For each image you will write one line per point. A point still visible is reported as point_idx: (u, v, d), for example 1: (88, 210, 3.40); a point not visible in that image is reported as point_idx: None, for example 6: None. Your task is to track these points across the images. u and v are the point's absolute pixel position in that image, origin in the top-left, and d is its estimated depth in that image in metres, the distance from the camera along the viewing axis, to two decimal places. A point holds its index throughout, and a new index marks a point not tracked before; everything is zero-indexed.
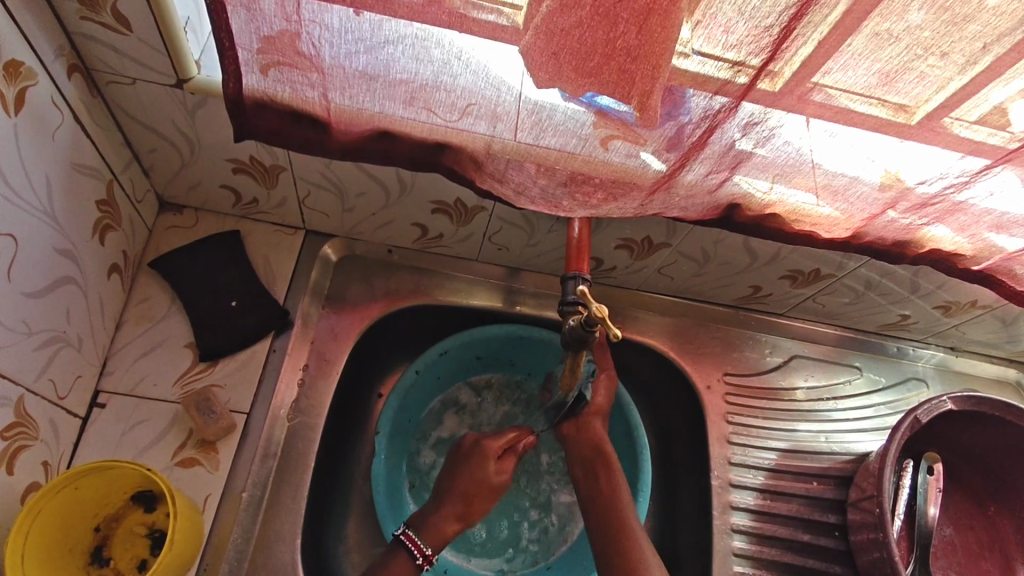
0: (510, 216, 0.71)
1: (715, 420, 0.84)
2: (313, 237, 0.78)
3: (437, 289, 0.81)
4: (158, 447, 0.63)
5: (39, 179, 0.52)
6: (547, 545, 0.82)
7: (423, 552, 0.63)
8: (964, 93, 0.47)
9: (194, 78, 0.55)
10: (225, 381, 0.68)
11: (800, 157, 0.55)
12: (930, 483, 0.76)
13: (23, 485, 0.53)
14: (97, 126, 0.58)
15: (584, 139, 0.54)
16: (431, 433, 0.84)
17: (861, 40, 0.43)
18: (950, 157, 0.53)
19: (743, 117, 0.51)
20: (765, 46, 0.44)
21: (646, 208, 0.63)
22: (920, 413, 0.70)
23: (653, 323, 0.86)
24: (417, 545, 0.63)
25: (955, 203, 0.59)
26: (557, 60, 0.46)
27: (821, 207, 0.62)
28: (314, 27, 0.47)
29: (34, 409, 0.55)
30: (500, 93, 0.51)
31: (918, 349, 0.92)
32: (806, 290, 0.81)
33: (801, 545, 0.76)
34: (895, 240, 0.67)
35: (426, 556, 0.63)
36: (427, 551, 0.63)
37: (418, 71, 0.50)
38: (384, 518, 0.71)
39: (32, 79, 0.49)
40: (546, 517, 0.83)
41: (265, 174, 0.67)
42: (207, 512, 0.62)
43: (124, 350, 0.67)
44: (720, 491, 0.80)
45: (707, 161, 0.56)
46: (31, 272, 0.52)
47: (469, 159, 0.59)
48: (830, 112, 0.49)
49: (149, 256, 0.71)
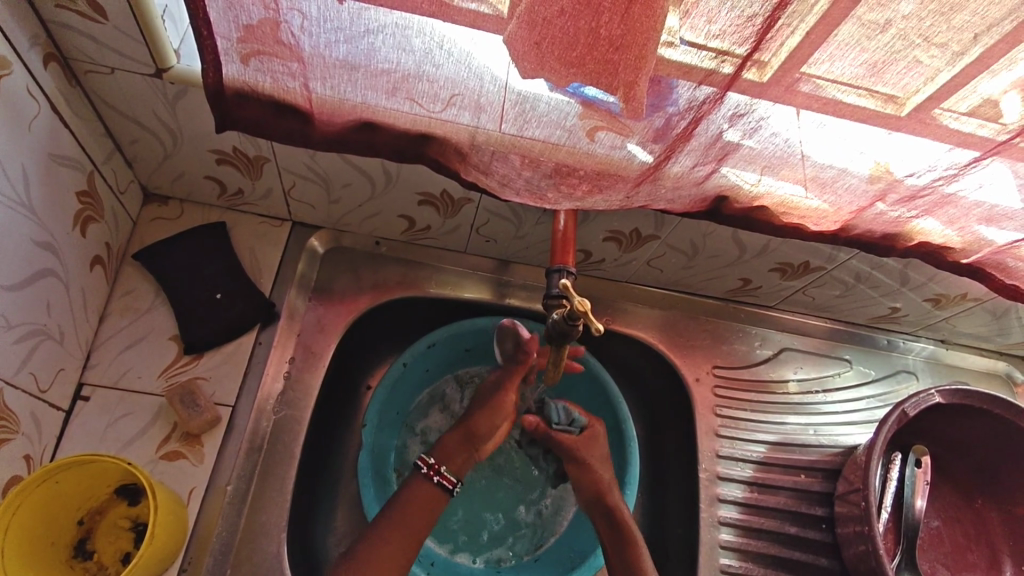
0: (496, 208, 0.70)
1: (703, 413, 0.83)
2: (300, 229, 0.78)
3: (425, 281, 0.81)
4: (142, 440, 0.63)
5: (16, 171, 0.51)
6: (548, 524, 0.83)
7: (428, 463, 0.66)
8: (954, 84, 0.46)
9: (173, 68, 0.54)
10: (210, 373, 0.67)
11: (788, 148, 0.55)
12: (918, 476, 0.76)
13: (3, 479, 0.53)
14: (76, 116, 0.57)
15: (569, 130, 0.54)
16: (418, 425, 0.84)
17: (849, 29, 0.42)
18: (939, 148, 0.53)
19: (729, 108, 0.50)
20: (750, 35, 0.43)
21: (632, 200, 0.62)
22: (908, 407, 0.70)
23: (643, 315, 0.86)
24: (423, 458, 0.66)
25: (945, 196, 0.59)
26: (539, 50, 0.45)
27: (810, 199, 0.61)
28: (293, 15, 0.46)
29: (14, 403, 0.54)
30: (484, 83, 0.50)
31: (908, 341, 0.92)
32: (796, 282, 0.81)
33: (789, 537, 0.76)
34: (884, 233, 0.66)
35: (431, 466, 0.66)
36: (432, 461, 0.66)
37: (400, 61, 0.49)
38: (368, 499, 0.71)
39: (6, 68, 0.48)
40: (541, 497, 0.84)
41: (249, 165, 0.66)
42: (191, 505, 0.62)
43: (108, 342, 0.66)
44: (708, 483, 0.80)
45: (693, 152, 0.56)
46: (9, 264, 0.52)
47: (454, 151, 0.59)
48: (817, 103, 0.48)
49: (134, 247, 0.71)
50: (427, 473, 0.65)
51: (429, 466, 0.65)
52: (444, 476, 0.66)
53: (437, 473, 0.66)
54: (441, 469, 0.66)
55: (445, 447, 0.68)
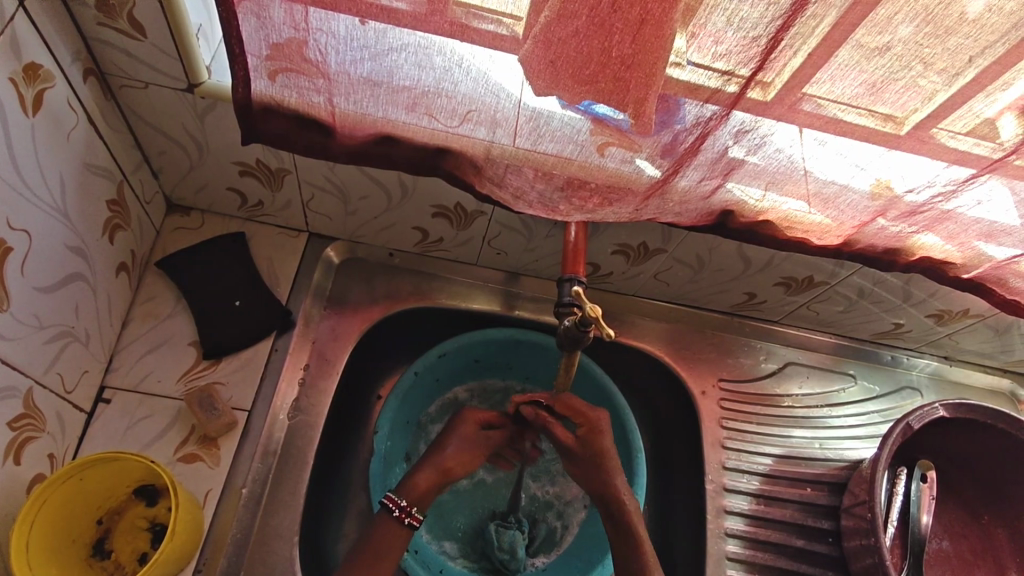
0: (508, 221, 0.73)
1: (710, 425, 0.84)
2: (316, 240, 0.80)
3: (437, 292, 0.83)
4: (162, 441, 0.64)
5: (54, 177, 0.54)
6: (564, 520, 0.84)
7: (400, 506, 0.65)
8: (951, 105, 0.48)
9: (204, 83, 0.57)
10: (227, 378, 0.69)
11: (792, 164, 0.57)
12: (923, 491, 0.76)
13: (29, 476, 0.54)
14: (109, 128, 0.60)
15: (581, 145, 0.56)
16: (427, 434, 0.85)
17: (848, 52, 0.45)
18: (937, 165, 0.55)
19: (734, 125, 0.53)
20: (754, 56, 0.45)
21: (641, 213, 0.64)
22: (913, 420, 0.71)
23: (649, 329, 0.88)
24: (394, 500, 0.66)
25: (944, 212, 0.61)
26: (554, 68, 0.48)
27: (813, 215, 0.63)
28: (320, 35, 0.49)
29: (42, 402, 0.56)
30: (499, 100, 0.53)
31: (912, 358, 0.92)
32: (800, 298, 0.82)
33: (796, 550, 0.76)
34: (886, 248, 0.68)
35: (403, 509, 0.65)
36: (404, 504, 0.66)
37: (420, 78, 0.52)
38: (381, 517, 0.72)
39: (50, 81, 0.51)
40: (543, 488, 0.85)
41: (270, 177, 0.69)
42: (208, 507, 0.63)
43: (130, 346, 0.68)
44: (714, 495, 0.80)
45: (700, 167, 0.58)
46: (44, 268, 0.54)
47: (469, 164, 0.61)
48: (820, 121, 0.51)
49: (156, 255, 0.73)
50: (399, 516, 0.65)
51: (400, 510, 0.65)
52: (415, 518, 0.65)
53: (409, 516, 0.65)
54: (412, 511, 0.66)
55: (416, 483, 0.67)
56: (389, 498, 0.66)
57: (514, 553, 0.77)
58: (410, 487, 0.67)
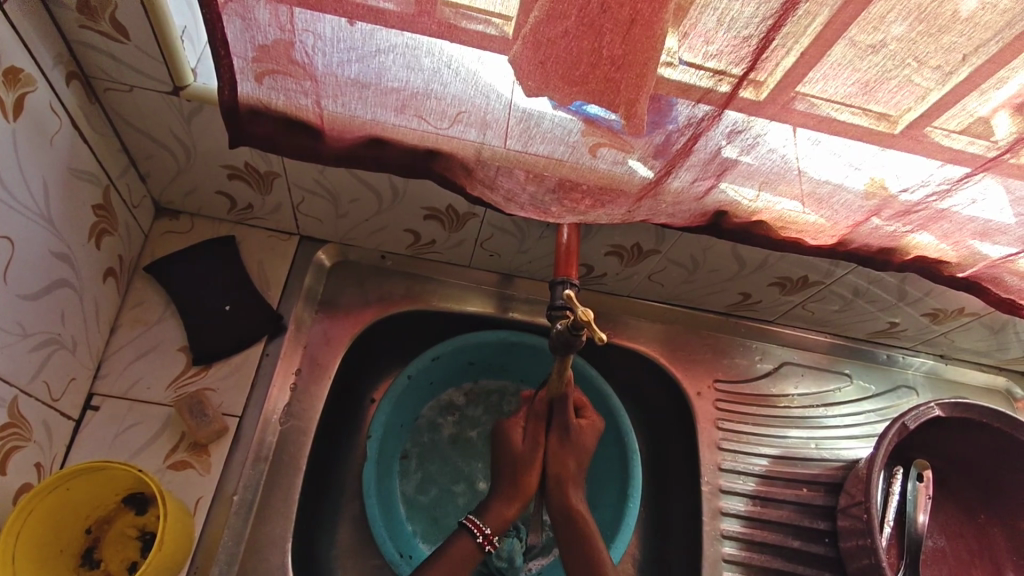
0: (500, 223, 0.72)
1: (705, 426, 0.84)
2: (307, 243, 0.79)
3: (430, 295, 0.82)
4: (152, 448, 0.64)
5: (37, 183, 0.53)
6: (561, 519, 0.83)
7: (484, 532, 0.66)
8: (944, 103, 0.48)
9: (190, 86, 0.56)
10: (218, 384, 0.68)
11: (785, 164, 0.56)
12: (919, 491, 0.76)
13: (15, 486, 0.54)
14: (94, 131, 0.59)
15: (572, 146, 0.55)
16: (419, 437, 0.84)
17: (841, 51, 0.44)
18: (930, 165, 0.54)
19: (726, 125, 0.52)
20: (745, 55, 0.45)
21: (634, 214, 0.64)
22: (908, 420, 0.70)
23: (644, 330, 0.87)
24: (476, 525, 0.66)
25: (938, 211, 0.61)
26: (544, 69, 0.47)
27: (807, 214, 0.63)
28: (307, 36, 0.48)
29: (27, 410, 0.55)
30: (490, 101, 0.52)
31: (908, 356, 0.92)
32: (795, 297, 0.82)
33: (792, 551, 0.76)
34: (881, 247, 0.67)
35: (486, 534, 0.66)
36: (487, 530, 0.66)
37: (409, 79, 0.51)
38: (377, 524, 0.71)
39: (31, 85, 0.50)
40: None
41: (260, 180, 0.68)
42: (198, 514, 0.62)
43: (119, 352, 0.67)
44: (710, 497, 0.80)
45: (693, 168, 0.57)
46: (28, 275, 0.53)
47: (460, 166, 0.60)
48: (813, 121, 0.50)
49: (145, 260, 0.72)
50: (480, 542, 0.65)
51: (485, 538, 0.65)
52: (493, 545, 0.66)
53: (489, 542, 0.66)
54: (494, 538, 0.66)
55: (500, 513, 0.66)
56: (472, 522, 0.66)
57: (512, 560, 0.78)
58: (493, 515, 0.66)
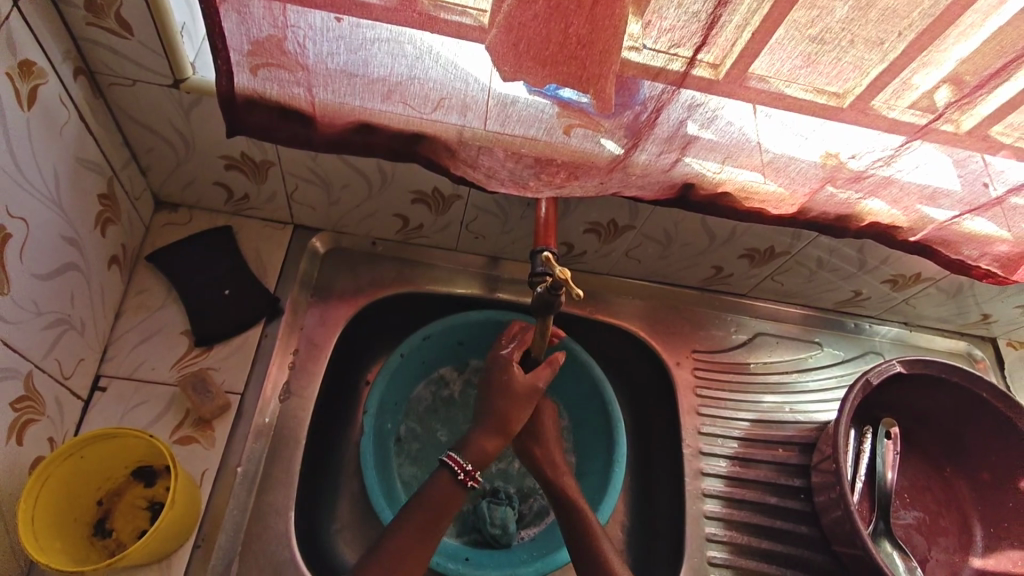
0: (484, 204, 0.76)
1: (684, 394, 0.88)
2: (301, 231, 0.83)
3: (420, 277, 0.86)
4: (159, 425, 0.67)
5: (48, 170, 0.57)
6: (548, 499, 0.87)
7: (465, 468, 0.67)
8: (881, 75, 0.53)
9: (189, 79, 0.60)
10: (220, 364, 0.72)
11: (743, 137, 0.61)
12: (888, 448, 0.81)
13: (30, 457, 0.57)
14: (98, 124, 0.63)
15: (547, 125, 0.60)
16: (414, 414, 0.88)
17: (784, 31, 0.49)
18: (871, 133, 0.60)
19: (684, 100, 0.57)
20: (696, 31, 0.49)
21: (605, 187, 0.68)
22: (871, 375, 0.75)
23: (625, 306, 0.92)
24: (458, 462, 0.67)
25: (885, 176, 0.66)
26: (516, 51, 0.52)
27: (767, 184, 0.68)
28: (299, 29, 0.53)
29: (41, 386, 0.58)
30: (468, 85, 0.57)
31: (874, 325, 0.97)
32: (764, 269, 0.87)
33: (769, 507, 0.80)
34: (837, 215, 0.72)
35: (467, 471, 0.67)
36: (468, 467, 0.67)
37: (393, 67, 0.55)
38: (375, 493, 0.74)
39: (43, 78, 0.54)
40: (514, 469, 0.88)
41: (255, 170, 0.72)
42: (204, 486, 0.66)
43: (124, 336, 0.71)
44: (691, 458, 0.84)
45: (657, 141, 0.62)
46: (40, 256, 0.57)
47: (444, 148, 0.65)
48: (768, 96, 0.55)
49: (146, 250, 0.76)
50: (463, 478, 0.66)
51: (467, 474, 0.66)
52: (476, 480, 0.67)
53: (472, 479, 0.67)
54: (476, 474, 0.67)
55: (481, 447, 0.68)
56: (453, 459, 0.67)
57: (505, 528, 0.80)
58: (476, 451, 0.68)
